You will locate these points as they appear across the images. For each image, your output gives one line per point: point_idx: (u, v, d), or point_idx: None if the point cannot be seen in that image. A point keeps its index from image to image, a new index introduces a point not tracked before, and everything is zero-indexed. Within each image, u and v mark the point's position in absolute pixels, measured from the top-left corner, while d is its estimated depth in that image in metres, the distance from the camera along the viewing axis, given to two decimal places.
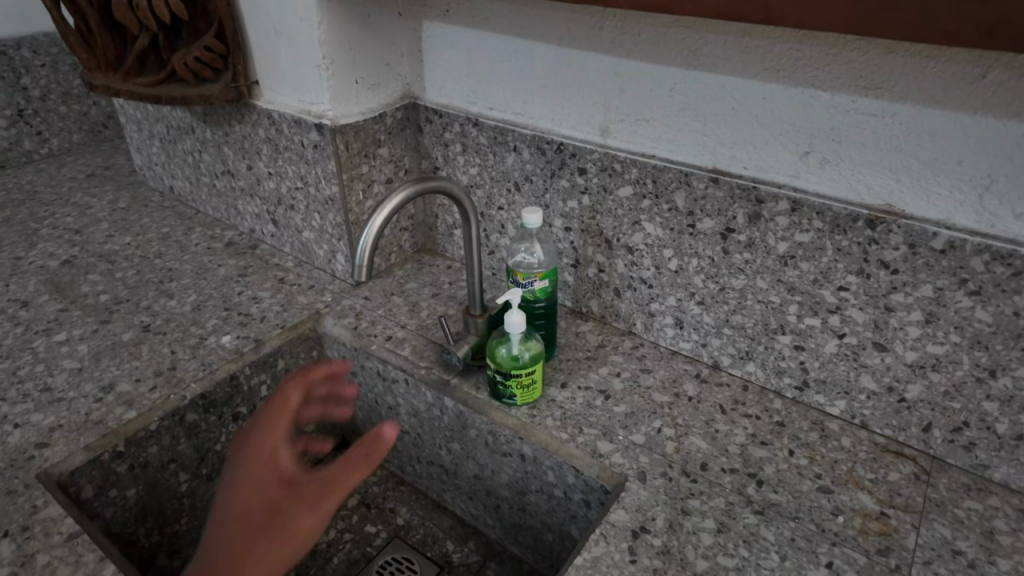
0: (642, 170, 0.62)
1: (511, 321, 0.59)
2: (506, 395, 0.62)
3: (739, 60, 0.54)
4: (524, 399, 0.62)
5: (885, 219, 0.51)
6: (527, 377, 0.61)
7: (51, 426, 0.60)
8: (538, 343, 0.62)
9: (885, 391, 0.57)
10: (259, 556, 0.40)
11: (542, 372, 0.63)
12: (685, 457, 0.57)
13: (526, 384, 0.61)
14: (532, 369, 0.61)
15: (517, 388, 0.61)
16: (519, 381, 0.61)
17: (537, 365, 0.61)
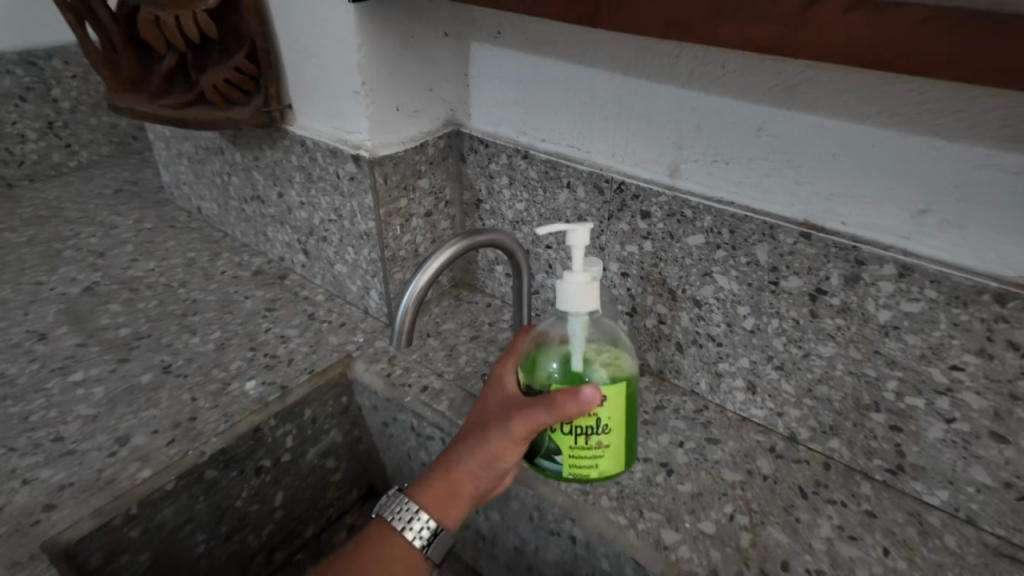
0: (718, 219, 0.55)
1: (565, 287, 0.46)
2: (550, 455, 0.48)
3: (844, 102, 0.46)
4: (571, 470, 0.48)
5: (1019, 295, 0.43)
6: (596, 436, 0.47)
7: (60, 484, 0.55)
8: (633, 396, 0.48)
9: (1002, 487, 0.49)
10: (477, 450, 0.49)
11: (621, 445, 0.48)
12: (763, 553, 0.50)
13: (586, 441, 0.47)
14: (608, 435, 0.47)
15: (567, 443, 0.47)
16: (577, 436, 0.47)
17: (619, 425, 0.47)
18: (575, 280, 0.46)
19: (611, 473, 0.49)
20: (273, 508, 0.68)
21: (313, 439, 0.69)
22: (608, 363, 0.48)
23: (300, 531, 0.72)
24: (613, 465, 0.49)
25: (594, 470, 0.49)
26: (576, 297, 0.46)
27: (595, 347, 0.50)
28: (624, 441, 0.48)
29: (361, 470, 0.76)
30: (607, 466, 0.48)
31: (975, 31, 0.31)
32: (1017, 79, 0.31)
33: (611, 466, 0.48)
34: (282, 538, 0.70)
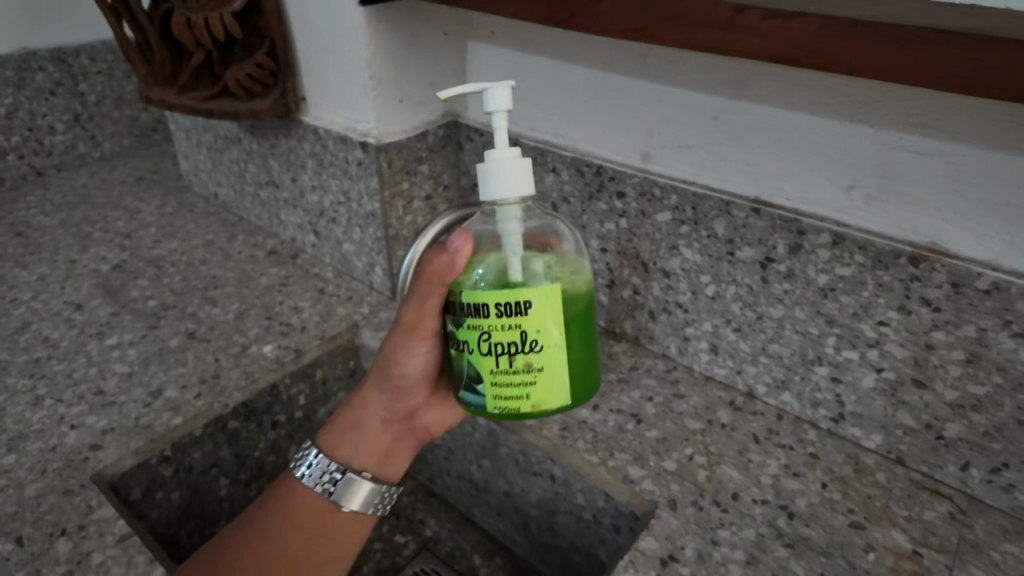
0: (682, 197, 0.62)
1: (490, 169, 0.46)
2: (472, 387, 0.48)
3: (786, 93, 0.54)
4: (496, 401, 0.47)
5: (929, 258, 0.50)
6: (521, 357, 0.45)
7: (104, 429, 0.63)
8: (570, 311, 0.47)
9: (923, 428, 0.56)
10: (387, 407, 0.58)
11: (554, 370, 0.46)
12: (717, 487, 0.58)
13: (510, 364, 0.46)
14: (537, 354, 0.46)
15: (489, 369, 0.46)
16: (498, 358, 0.46)
17: (551, 341, 0.46)
18: (501, 159, 0.46)
19: (546, 406, 0.47)
20: (287, 460, 0.75)
21: (323, 399, 0.77)
22: (551, 274, 0.48)
23: None
24: (548, 395, 0.47)
25: (524, 401, 0.46)
26: (504, 177, 0.46)
27: (538, 256, 0.50)
28: (556, 365, 0.46)
29: None
30: (541, 394, 0.46)
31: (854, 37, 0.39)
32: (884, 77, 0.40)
33: (546, 394, 0.46)
34: None
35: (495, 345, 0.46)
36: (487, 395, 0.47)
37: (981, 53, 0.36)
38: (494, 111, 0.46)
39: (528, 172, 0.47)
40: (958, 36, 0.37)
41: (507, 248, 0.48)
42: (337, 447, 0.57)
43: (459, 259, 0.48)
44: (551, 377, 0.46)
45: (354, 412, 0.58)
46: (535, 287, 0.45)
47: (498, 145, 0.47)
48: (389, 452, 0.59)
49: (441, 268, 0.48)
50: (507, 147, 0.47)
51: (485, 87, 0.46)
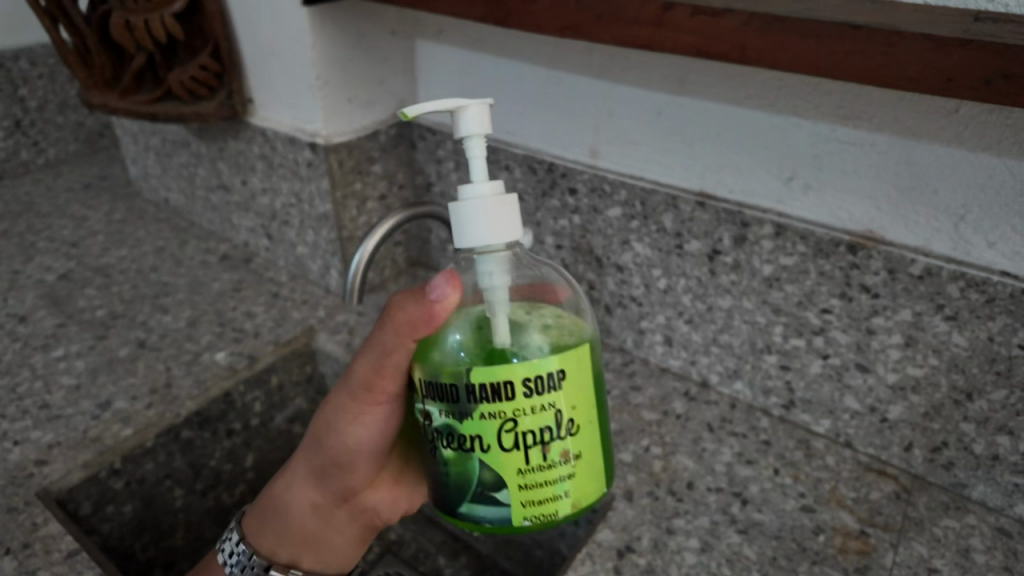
0: (631, 192, 0.63)
1: (465, 210, 0.40)
2: (488, 496, 0.40)
3: (724, 88, 0.55)
4: (526, 509, 0.40)
5: (867, 245, 0.52)
6: (556, 445, 0.40)
7: (50, 443, 0.61)
8: (598, 380, 0.43)
9: (868, 411, 0.57)
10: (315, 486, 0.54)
11: (590, 455, 0.42)
12: (672, 476, 0.59)
13: (544, 457, 0.40)
14: (575, 439, 0.40)
15: (516, 469, 0.39)
16: (533, 453, 0.39)
17: (585, 419, 0.41)
18: (479, 195, 0.40)
19: (583, 502, 0.41)
20: (245, 468, 0.74)
21: (280, 405, 0.76)
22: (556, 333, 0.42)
23: None
24: (585, 488, 0.42)
25: (563, 501, 0.41)
26: (485, 218, 0.40)
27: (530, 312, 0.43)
28: (593, 447, 0.42)
29: None
30: (579, 489, 0.41)
31: (773, 31, 0.42)
32: (803, 68, 0.42)
33: (585, 485, 0.41)
34: None
35: (522, 436, 0.39)
36: (513, 503, 0.40)
37: (887, 44, 0.39)
38: (469, 135, 0.40)
39: (513, 211, 0.41)
40: (868, 29, 0.40)
41: (491, 302, 0.42)
42: (263, 534, 0.55)
43: (440, 312, 0.42)
44: (588, 465, 0.42)
45: (281, 494, 0.54)
46: (569, 354, 0.40)
47: (473, 179, 0.41)
48: (322, 540, 0.56)
49: (417, 319, 0.43)
50: (485, 181, 0.41)
51: (455, 108, 0.39)
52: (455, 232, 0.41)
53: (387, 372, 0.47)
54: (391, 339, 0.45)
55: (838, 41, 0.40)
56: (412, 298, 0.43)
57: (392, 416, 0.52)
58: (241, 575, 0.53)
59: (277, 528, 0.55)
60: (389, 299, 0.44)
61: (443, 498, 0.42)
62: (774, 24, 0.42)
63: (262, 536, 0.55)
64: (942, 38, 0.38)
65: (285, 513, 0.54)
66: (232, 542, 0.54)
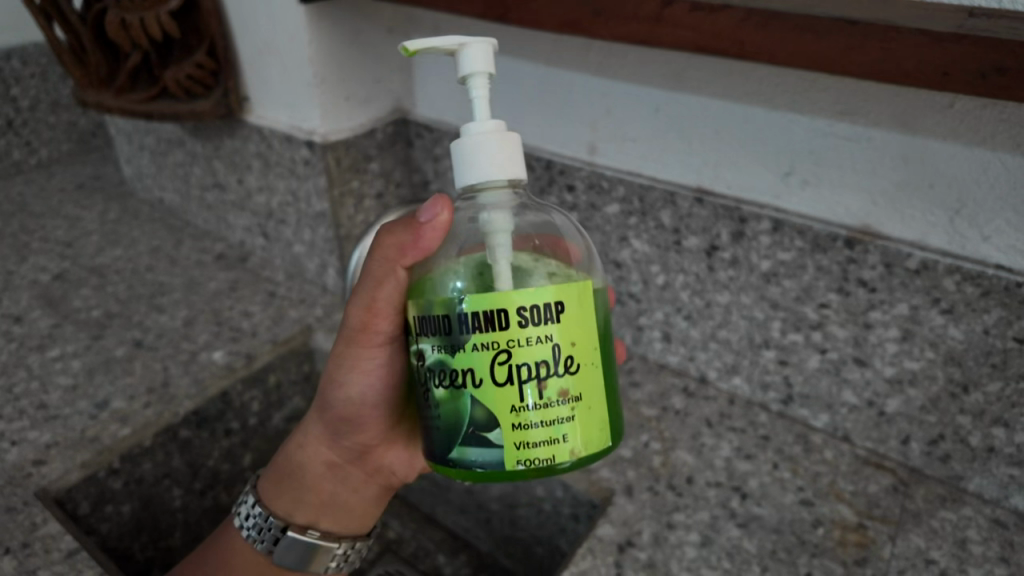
0: (629, 189, 0.63)
1: (466, 148, 0.41)
2: (479, 438, 0.39)
3: (721, 84, 0.55)
4: (522, 451, 0.38)
5: (863, 240, 0.52)
6: (553, 382, 0.38)
7: (47, 443, 0.61)
8: (601, 325, 0.42)
9: (866, 405, 0.58)
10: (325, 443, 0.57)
11: (591, 400, 0.40)
12: (671, 471, 0.59)
13: (541, 395, 0.38)
14: (575, 378, 0.39)
15: (509, 406, 0.38)
16: (528, 390, 0.38)
17: (586, 360, 0.40)
18: (477, 135, 0.41)
19: (584, 450, 0.39)
20: (243, 467, 0.74)
21: (278, 404, 0.76)
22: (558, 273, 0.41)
23: None
24: (587, 437, 0.39)
25: (561, 447, 0.39)
26: (481, 159, 0.41)
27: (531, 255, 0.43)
28: (594, 390, 0.40)
29: None
30: (579, 434, 0.39)
31: (772, 27, 0.42)
32: (802, 63, 0.43)
33: (586, 432, 0.39)
34: None
35: (516, 370, 0.38)
36: (506, 444, 0.38)
37: (884, 40, 0.40)
38: (469, 74, 0.40)
39: (513, 151, 0.41)
40: (865, 24, 0.40)
41: (494, 248, 0.42)
42: (278, 495, 0.56)
43: (431, 233, 0.44)
44: (589, 410, 0.40)
45: (294, 452, 0.57)
46: (569, 287, 0.39)
47: (475, 118, 0.41)
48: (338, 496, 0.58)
49: (405, 240, 0.44)
50: (486, 120, 0.41)
51: (453, 45, 0.39)
52: (456, 170, 0.42)
53: (380, 311, 0.48)
54: (381, 270, 0.46)
55: (837, 35, 0.41)
56: (401, 224, 0.45)
57: (391, 366, 0.53)
58: (258, 538, 0.55)
59: (291, 487, 0.56)
60: (378, 228, 0.46)
61: (435, 445, 0.41)
62: (772, 20, 0.42)
63: (276, 497, 0.56)
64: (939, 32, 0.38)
65: (297, 472, 0.57)
66: (249, 505, 0.56)
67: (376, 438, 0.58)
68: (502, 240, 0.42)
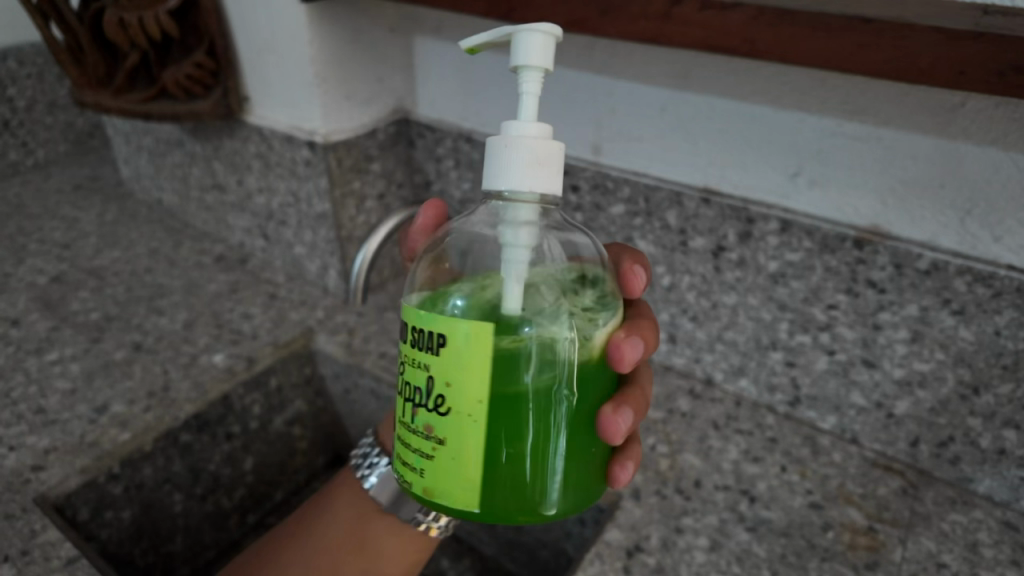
0: (635, 189, 0.63)
1: (500, 149, 0.37)
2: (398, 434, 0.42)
3: (729, 83, 0.54)
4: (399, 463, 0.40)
5: (872, 240, 0.52)
6: (423, 415, 0.37)
7: (46, 449, 0.60)
8: (513, 378, 0.35)
9: (875, 407, 0.57)
10: None
11: (458, 455, 0.36)
12: (679, 474, 0.58)
13: (412, 422, 0.37)
14: (443, 422, 0.36)
15: (399, 416, 0.39)
16: (404, 409, 0.38)
17: (460, 409, 0.35)
18: (516, 136, 0.36)
19: (442, 498, 0.37)
20: (244, 471, 0.73)
21: (279, 407, 0.75)
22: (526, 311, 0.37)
23: (270, 495, 0.77)
24: (447, 487, 0.36)
25: (420, 479, 0.37)
26: (515, 164, 0.36)
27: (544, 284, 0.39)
28: (468, 446, 0.35)
29: (326, 436, 0.82)
30: (440, 481, 0.36)
31: (785, 24, 0.42)
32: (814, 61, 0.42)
33: (444, 481, 0.36)
34: (253, 500, 0.75)
35: (404, 385, 0.38)
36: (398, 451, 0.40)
37: (898, 38, 0.39)
38: (522, 66, 0.35)
39: (554, 165, 0.37)
40: (879, 22, 0.39)
41: (507, 270, 0.38)
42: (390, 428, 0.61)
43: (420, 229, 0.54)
44: (453, 463, 0.36)
45: None
46: (452, 321, 0.35)
47: (520, 116, 0.36)
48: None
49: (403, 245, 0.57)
50: (530, 122, 0.36)
51: (515, 30, 0.34)
52: (486, 165, 0.38)
53: None
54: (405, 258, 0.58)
55: (850, 33, 0.40)
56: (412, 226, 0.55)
57: None
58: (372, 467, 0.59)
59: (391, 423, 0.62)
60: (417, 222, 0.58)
61: None
62: (784, 18, 0.42)
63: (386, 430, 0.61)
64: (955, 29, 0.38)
65: None
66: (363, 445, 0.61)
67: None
68: (516, 257, 0.38)
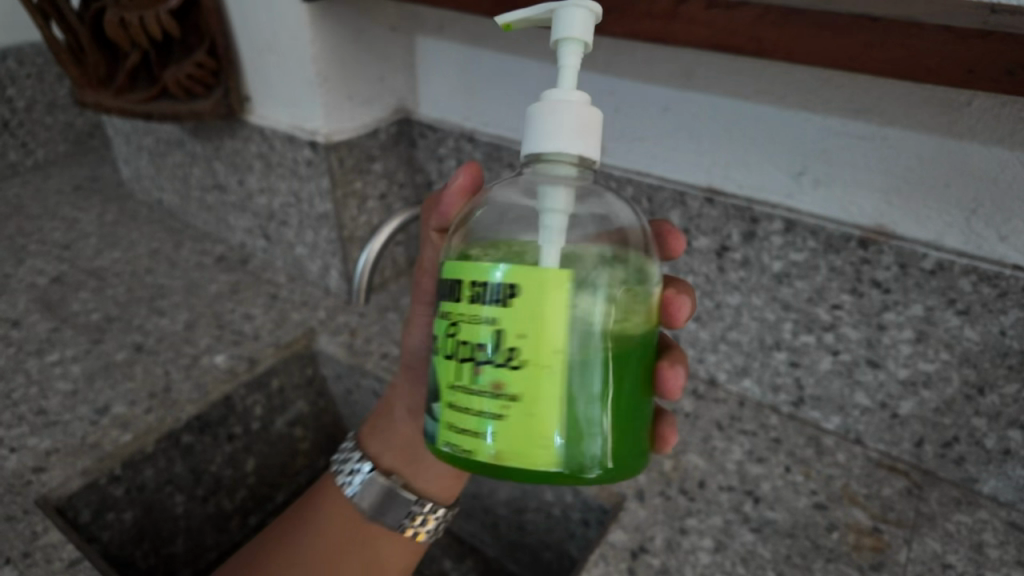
0: (638, 189, 0.62)
1: (539, 116, 0.38)
2: (430, 409, 0.39)
3: (734, 82, 0.54)
4: (447, 430, 0.37)
5: (877, 240, 0.51)
6: (488, 370, 0.35)
7: (48, 450, 0.60)
8: (584, 330, 0.35)
9: (879, 407, 0.57)
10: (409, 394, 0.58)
11: (530, 411, 0.34)
12: (683, 475, 0.58)
13: (473, 381, 0.36)
14: (512, 377, 0.34)
15: (448, 381, 0.37)
16: (462, 369, 0.36)
17: (537, 360, 0.34)
18: (555, 104, 0.38)
19: (508, 458, 0.35)
20: (246, 472, 0.73)
21: (280, 408, 0.75)
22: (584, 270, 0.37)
23: (271, 496, 0.77)
24: (518, 447, 0.34)
25: (481, 445, 0.35)
26: (556, 131, 0.38)
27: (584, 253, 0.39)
28: (540, 402, 0.34)
29: (327, 436, 0.82)
30: (507, 440, 0.35)
31: (793, 23, 0.42)
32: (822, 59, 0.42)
33: (512, 443, 0.34)
34: (255, 501, 0.75)
35: (458, 345, 0.36)
36: (442, 421, 0.38)
37: (907, 37, 0.39)
38: (563, 38, 0.37)
39: (594, 132, 0.39)
40: (887, 20, 0.39)
41: (544, 235, 0.38)
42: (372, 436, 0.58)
43: (454, 192, 0.48)
44: (521, 420, 0.34)
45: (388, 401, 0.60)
46: (527, 269, 0.34)
47: (560, 86, 0.38)
48: (419, 453, 0.57)
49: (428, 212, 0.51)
50: (570, 91, 0.38)
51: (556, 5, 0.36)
52: (524, 136, 0.39)
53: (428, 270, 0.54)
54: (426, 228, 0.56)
55: (859, 31, 0.40)
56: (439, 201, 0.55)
57: None
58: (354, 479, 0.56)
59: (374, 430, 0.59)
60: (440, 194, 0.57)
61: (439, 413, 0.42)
62: (792, 17, 0.42)
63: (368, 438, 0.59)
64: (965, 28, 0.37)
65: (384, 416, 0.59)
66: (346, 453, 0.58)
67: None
68: (553, 222, 0.39)
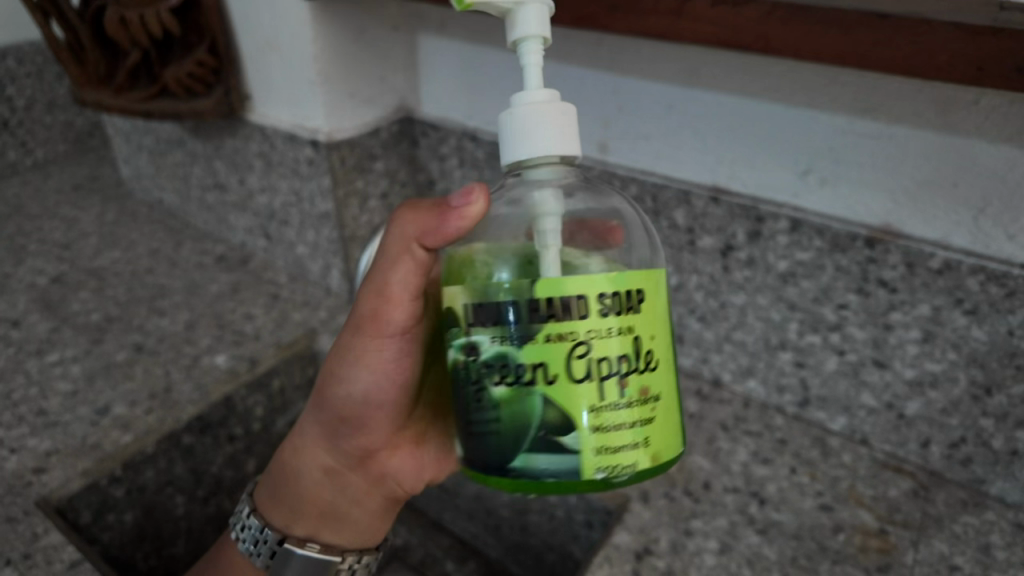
0: (642, 188, 0.62)
1: (511, 121, 0.38)
2: (553, 443, 0.36)
3: (739, 80, 0.54)
4: (601, 453, 0.36)
5: (883, 239, 0.51)
6: (634, 378, 0.36)
7: (48, 451, 0.59)
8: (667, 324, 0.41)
9: (885, 407, 0.57)
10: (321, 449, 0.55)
11: (666, 400, 0.38)
12: (688, 476, 0.58)
13: (621, 394, 0.36)
14: (654, 378, 0.37)
15: (588, 405, 0.35)
16: (607, 385, 0.36)
17: (663, 358, 0.38)
18: (526, 106, 0.37)
19: (662, 453, 0.37)
20: (247, 473, 0.72)
21: (281, 409, 0.74)
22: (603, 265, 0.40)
23: None
24: (666, 439, 0.38)
25: (644, 452, 0.37)
26: (522, 130, 0.37)
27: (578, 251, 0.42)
28: (669, 391, 0.39)
29: None
30: (659, 436, 0.37)
31: (801, 20, 0.41)
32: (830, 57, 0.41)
33: (663, 435, 0.38)
34: None
35: (595, 365, 0.35)
36: (584, 451, 0.35)
37: (916, 35, 0.39)
38: (522, 37, 0.36)
39: (565, 128, 0.38)
40: (897, 18, 0.39)
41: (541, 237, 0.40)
42: (275, 501, 0.56)
43: (456, 214, 0.43)
44: (665, 411, 0.38)
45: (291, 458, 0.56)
46: (645, 276, 0.37)
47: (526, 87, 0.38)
48: (337, 511, 0.57)
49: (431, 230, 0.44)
50: (536, 90, 0.37)
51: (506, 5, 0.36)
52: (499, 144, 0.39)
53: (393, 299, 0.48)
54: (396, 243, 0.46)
55: (868, 29, 0.40)
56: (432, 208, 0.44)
57: (397, 362, 0.51)
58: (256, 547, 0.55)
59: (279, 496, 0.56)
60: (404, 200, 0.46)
61: (488, 457, 0.37)
62: (799, 15, 0.41)
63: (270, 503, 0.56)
64: (976, 26, 0.37)
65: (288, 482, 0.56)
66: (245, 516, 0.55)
67: (382, 443, 0.57)
68: (550, 224, 0.40)
